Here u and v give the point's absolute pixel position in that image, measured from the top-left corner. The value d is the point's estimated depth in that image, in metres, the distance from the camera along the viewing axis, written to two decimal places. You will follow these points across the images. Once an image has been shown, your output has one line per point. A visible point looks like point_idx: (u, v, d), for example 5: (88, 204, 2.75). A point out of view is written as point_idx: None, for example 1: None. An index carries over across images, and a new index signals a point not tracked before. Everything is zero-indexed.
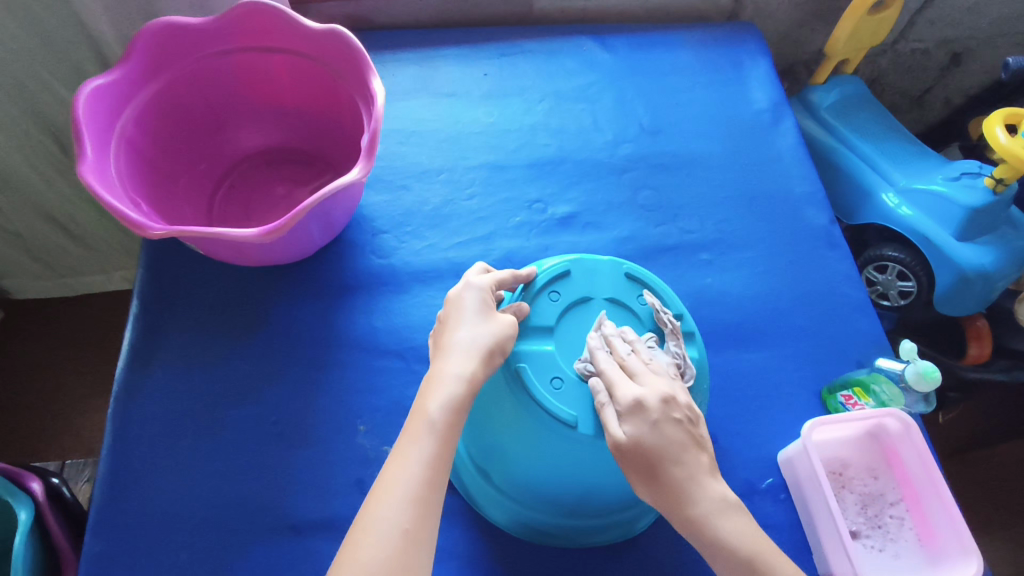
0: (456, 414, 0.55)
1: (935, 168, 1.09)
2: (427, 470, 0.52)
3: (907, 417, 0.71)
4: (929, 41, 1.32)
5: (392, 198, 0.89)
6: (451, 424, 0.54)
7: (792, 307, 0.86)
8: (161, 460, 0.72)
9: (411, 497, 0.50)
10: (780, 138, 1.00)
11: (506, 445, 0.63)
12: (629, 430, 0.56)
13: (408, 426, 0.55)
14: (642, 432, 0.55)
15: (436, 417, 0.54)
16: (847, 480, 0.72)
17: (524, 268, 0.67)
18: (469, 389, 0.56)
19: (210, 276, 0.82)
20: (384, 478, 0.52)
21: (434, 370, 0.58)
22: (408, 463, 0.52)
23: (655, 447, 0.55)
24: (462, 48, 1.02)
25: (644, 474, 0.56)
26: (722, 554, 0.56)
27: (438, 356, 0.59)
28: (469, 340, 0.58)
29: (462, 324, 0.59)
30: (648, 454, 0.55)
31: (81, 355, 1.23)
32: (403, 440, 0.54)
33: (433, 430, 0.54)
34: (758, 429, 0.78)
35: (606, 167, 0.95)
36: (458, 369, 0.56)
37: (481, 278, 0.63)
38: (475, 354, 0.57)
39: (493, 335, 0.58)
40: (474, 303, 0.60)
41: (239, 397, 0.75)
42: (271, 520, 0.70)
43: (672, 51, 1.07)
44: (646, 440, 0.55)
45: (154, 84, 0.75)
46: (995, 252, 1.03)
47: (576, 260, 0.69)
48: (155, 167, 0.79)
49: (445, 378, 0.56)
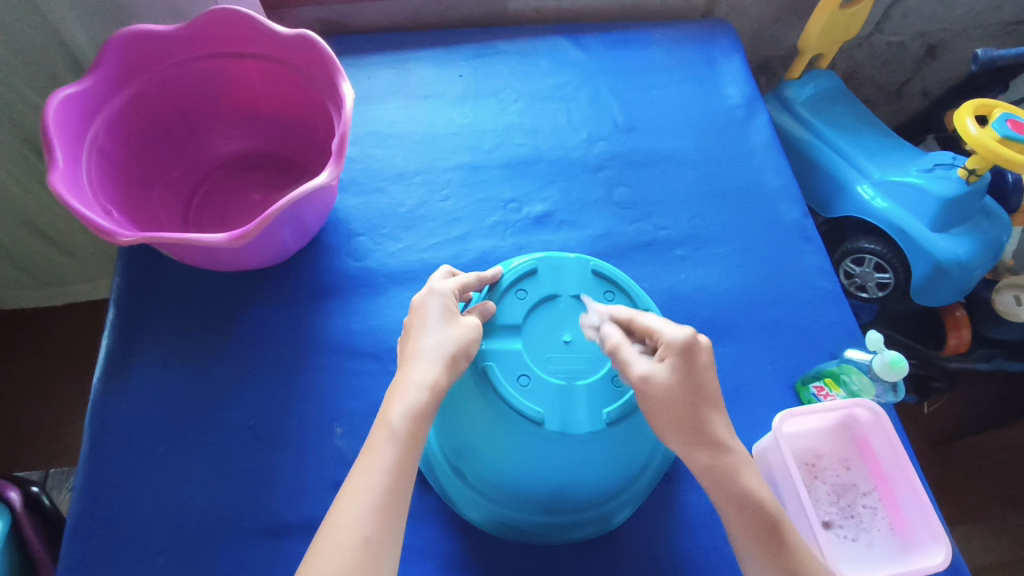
0: (419, 422, 0.55)
1: (909, 160, 1.10)
2: (389, 480, 0.52)
3: (876, 407, 0.72)
4: (904, 34, 1.33)
5: (368, 200, 0.90)
6: (415, 432, 0.55)
7: (766, 300, 0.87)
8: (137, 467, 0.72)
9: (374, 508, 0.50)
10: (753, 134, 1.01)
11: (478, 442, 0.64)
12: (668, 370, 0.57)
13: (370, 437, 0.55)
14: (689, 365, 0.58)
15: (399, 427, 0.54)
16: (819, 471, 0.72)
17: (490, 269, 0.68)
18: (432, 397, 0.56)
19: (186, 282, 0.82)
20: (346, 489, 0.52)
21: (398, 378, 0.58)
22: (370, 473, 0.52)
23: (698, 380, 0.57)
24: (436, 50, 1.03)
25: (689, 408, 0.56)
26: (755, 507, 0.55)
27: (402, 364, 0.59)
28: (433, 348, 0.58)
29: (426, 331, 0.59)
30: (687, 393, 0.57)
31: (65, 364, 1.23)
32: (365, 451, 0.54)
33: (395, 439, 0.54)
34: (733, 423, 0.79)
35: (581, 165, 0.96)
36: (421, 377, 0.56)
37: (444, 283, 0.63)
38: (439, 361, 0.57)
39: (454, 341, 0.59)
40: (437, 310, 0.60)
41: (216, 402, 0.76)
42: (248, 524, 0.70)
43: (646, 50, 1.08)
44: (686, 379, 0.57)
45: (127, 90, 0.75)
46: (970, 242, 1.05)
47: (544, 257, 0.69)
48: (129, 173, 0.79)
49: (408, 386, 0.56)
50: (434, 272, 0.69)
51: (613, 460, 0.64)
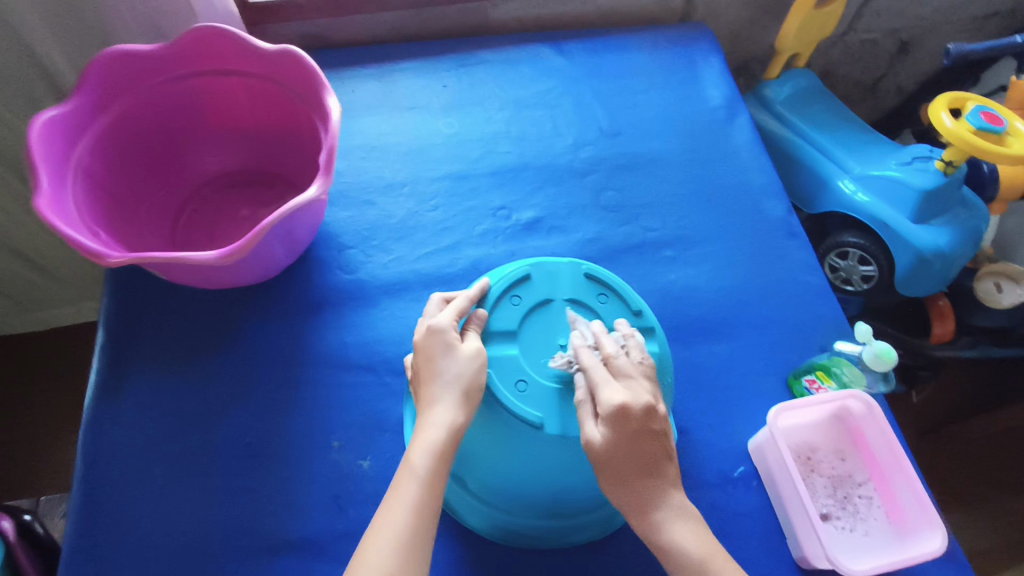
0: (438, 461, 0.57)
1: (888, 155, 1.13)
2: (413, 519, 0.55)
3: (869, 398, 0.72)
4: (877, 31, 1.36)
5: (358, 213, 0.90)
6: (437, 471, 0.57)
7: (755, 297, 0.88)
8: (134, 489, 0.71)
9: (397, 550, 0.53)
10: (735, 134, 1.03)
11: (479, 449, 0.64)
12: (600, 428, 0.57)
13: (397, 481, 0.58)
14: (619, 437, 0.56)
15: (421, 469, 0.57)
16: (815, 463, 0.73)
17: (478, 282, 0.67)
18: (451, 436, 0.58)
19: (179, 302, 0.82)
20: (373, 530, 0.55)
21: (419, 424, 0.60)
22: (396, 513, 0.55)
23: (628, 453, 0.57)
24: (419, 62, 1.04)
25: (614, 479, 0.58)
26: (674, 560, 0.57)
27: (420, 409, 0.61)
28: (445, 386, 0.59)
29: (437, 369, 0.60)
30: (618, 457, 0.57)
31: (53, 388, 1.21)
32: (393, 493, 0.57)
33: (417, 480, 0.57)
34: (729, 420, 0.79)
35: (568, 170, 0.96)
36: (438, 418, 0.58)
37: (444, 314, 0.63)
38: (452, 400, 0.59)
39: (466, 377, 0.60)
40: (443, 345, 0.61)
41: (212, 421, 0.75)
42: (250, 541, 0.69)
43: (627, 55, 1.09)
44: (610, 439, 0.56)
45: (110, 113, 0.74)
46: (950, 232, 1.07)
47: (537, 263, 0.69)
48: (118, 194, 0.78)
49: (427, 428, 0.58)
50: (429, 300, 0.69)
51: None
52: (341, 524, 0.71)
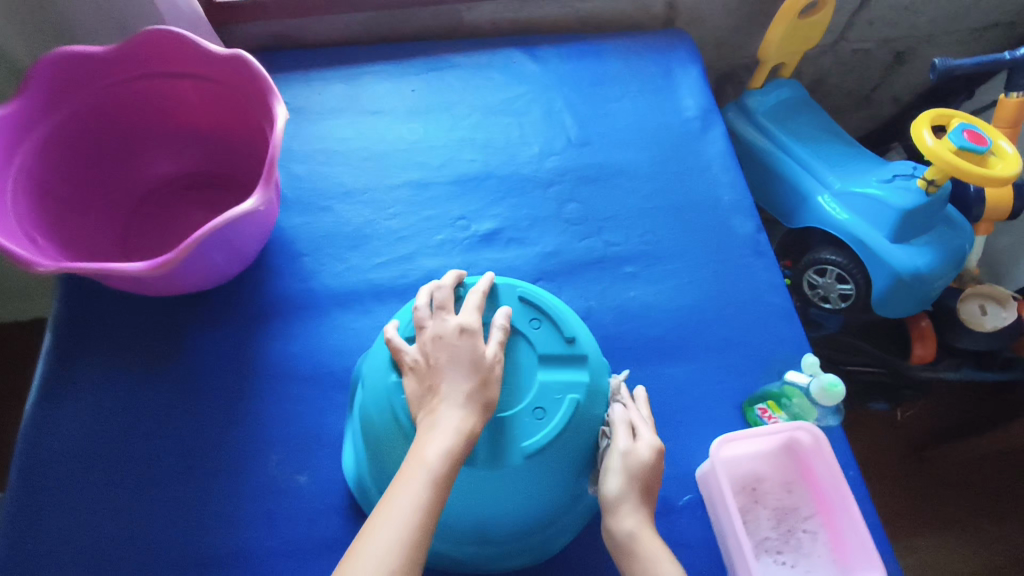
0: (454, 464, 0.53)
1: (869, 171, 1.10)
2: (421, 518, 0.50)
3: (817, 430, 0.70)
4: (870, 41, 1.32)
5: (314, 220, 0.88)
6: (450, 473, 0.52)
7: (716, 318, 0.86)
8: (68, 498, 0.70)
9: (399, 548, 0.48)
10: (709, 146, 1.00)
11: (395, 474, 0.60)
12: (643, 454, 0.60)
13: (402, 478, 0.52)
14: (654, 460, 0.61)
15: (435, 465, 0.52)
16: (761, 495, 0.71)
17: (484, 277, 0.64)
18: (468, 442, 0.54)
19: (126, 306, 0.81)
20: (373, 521, 0.50)
21: (431, 421, 0.54)
22: (401, 508, 0.50)
23: (649, 475, 0.60)
24: (387, 65, 1.01)
25: (627, 487, 0.59)
26: None
27: (428, 407, 0.56)
28: (467, 391, 0.56)
29: (461, 371, 0.56)
30: (645, 473, 0.60)
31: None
32: (395, 488, 0.52)
33: (430, 479, 0.51)
34: (678, 446, 0.77)
35: (531, 181, 0.94)
36: (458, 422, 0.54)
37: (472, 317, 0.60)
38: (474, 408, 0.55)
39: (489, 387, 0.57)
40: (472, 348, 0.58)
41: (151, 430, 0.74)
42: (180, 555, 0.69)
43: (602, 62, 1.07)
44: (653, 464, 0.60)
45: (56, 114, 0.73)
46: (929, 253, 1.03)
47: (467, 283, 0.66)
48: (63, 196, 0.76)
49: (443, 427, 0.54)
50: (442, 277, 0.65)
51: (546, 489, 0.60)
52: (273, 540, 0.70)
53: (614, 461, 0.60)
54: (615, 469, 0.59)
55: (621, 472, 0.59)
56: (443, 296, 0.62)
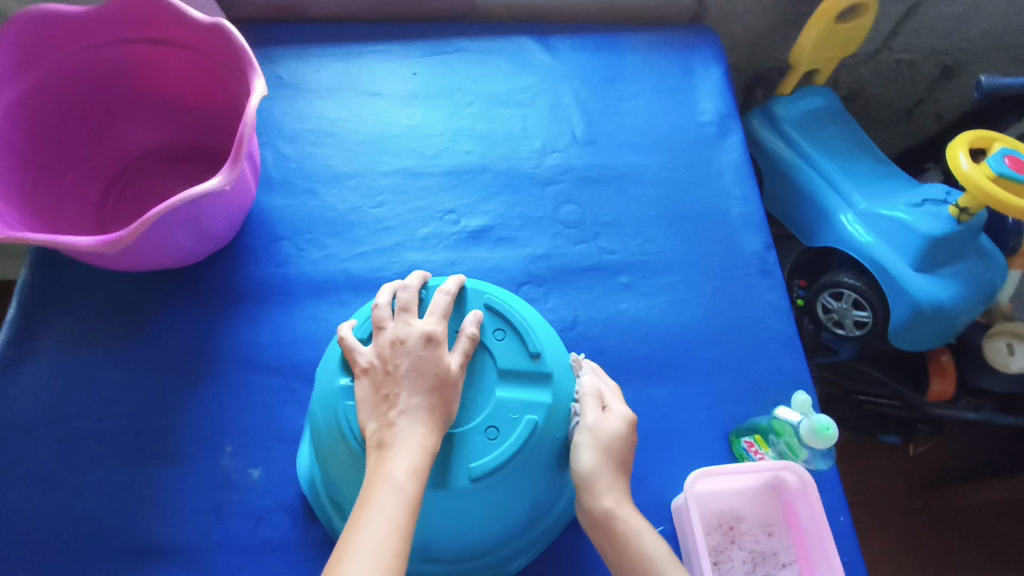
0: (423, 483, 0.49)
1: (899, 192, 1.02)
2: (397, 541, 0.45)
3: (804, 472, 0.64)
4: (915, 52, 1.23)
5: (298, 203, 0.85)
6: (419, 493, 0.48)
7: (710, 339, 0.81)
8: (14, 471, 0.68)
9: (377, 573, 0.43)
10: (723, 155, 0.93)
11: (339, 484, 0.57)
12: (613, 425, 0.57)
13: (370, 498, 0.47)
14: (622, 432, 0.56)
15: (405, 484, 0.48)
16: (737, 535, 0.66)
17: (453, 277, 0.59)
18: (430, 458, 0.50)
19: (94, 277, 0.78)
20: (343, 546, 0.45)
21: (389, 436, 0.50)
22: (371, 532, 0.45)
23: (619, 450, 0.56)
24: (390, 44, 0.96)
25: (597, 458, 0.55)
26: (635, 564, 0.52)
27: (385, 419, 0.51)
28: (428, 405, 0.51)
29: (423, 382, 0.52)
30: (613, 447, 0.56)
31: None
32: (363, 509, 0.47)
33: (402, 499, 0.47)
34: (655, 474, 0.72)
35: (529, 178, 0.89)
36: (422, 436, 0.50)
37: (435, 323, 0.55)
38: (435, 423, 0.51)
39: (450, 402, 0.53)
40: (434, 358, 0.53)
41: (106, 409, 0.72)
42: (120, 542, 0.66)
43: (619, 57, 1.00)
44: (625, 434, 0.57)
45: (28, 75, 0.70)
46: (955, 285, 0.95)
47: (433, 284, 0.61)
48: (34, 160, 0.74)
49: (408, 441, 0.49)
50: (408, 276, 0.59)
51: (496, 517, 0.56)
52: (219, 535, 0.67)
53: (584, 436, 0.56)
54: (585, 442, 0.56)
55: (592, 444, 0.56)
56: (405, 295, 0.57)
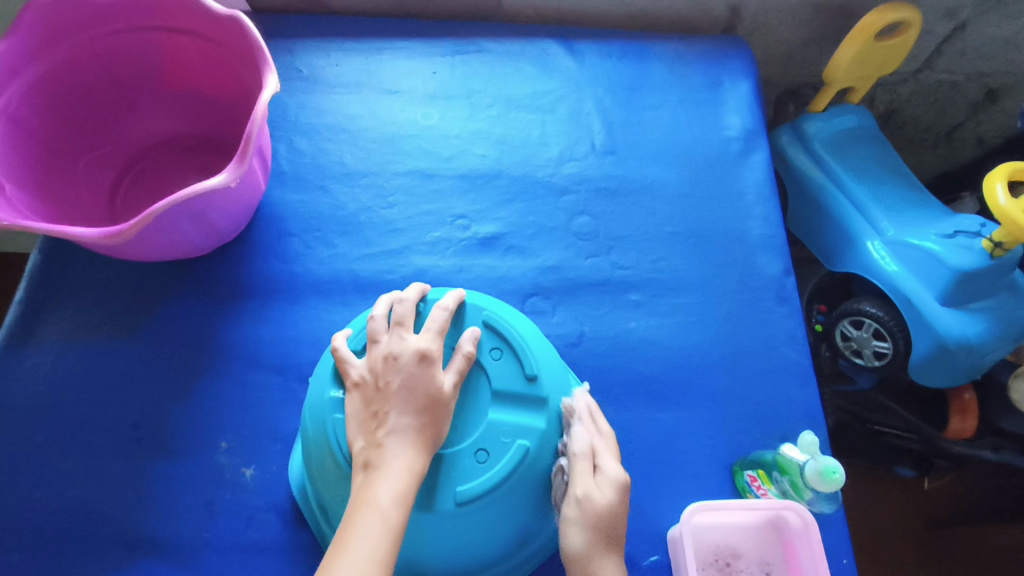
0: (408, 507, 0.47)
1: (930, 222, 0.97)
2: (380, 568, 0.44)
3: (806, 512, 0.62)
4: (959, 73, 1.18)
5: (309, 199, 0.84)
6: (404, 517, 0.47)
7: (719, 364, 0.78)
8: (12, 454, 0.68)
9: None
10: (747, 173, 0.90)
11: (324, 495, 0.56)
12: (604, 495, 0.53)
13: (354, 522, 0.46)
14: (612, 501, 0.53)
15: (390, 508, 0.46)
16: (734, 573, 0.63)
17: (453, 292, 0.58)
18: (418, 482, 0.48)
19: (102, 263, 0.78)
20: (322, 572, 0.43)
21: (375, 457, 0.48)
22: (353, 560, 0.44)
23: (607, 521, 0.52)
24: (412, 42, 0.95)
25: (587, 537, 0.52)
26: None
27: (373, 440, 0.49)
28: (417, 426, 0.50)
29: (413, 403, 0.50)
30: (603, 521, 0.52)
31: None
32: (345, 534, 0.45)
33: (386, 525, 0.45)
34: (652, 502, 0.70)
35: (544, 186, 0.87)
36: (409, 459, 0.48)
37: (430, 341, 0.54)
38: (424, 445, 0.50)
39: (440, 424, 0.51)
40: (426, 378, 0.51)
41: (104, 397, 0.72)
42: (110, 533, 0.66)
43: (645, 66, 0.97)
44: (616, 504, 0.53)
45: (48, 59, 0.70)
46: (983, 321, 0.91)
47: (433, 297, 0.60)
48: (49, 145, 0.74)
49: (396, 464, 0.48)
50: (406, 288, 0.58)
51: (484, 541, 0.54)
52: (208, 533, 0.67)
53: (572, 510, 0.52)
54: (572, 518, 0.52)
55: (581, 523, 0.52)
56: (401, 309, 0.56)
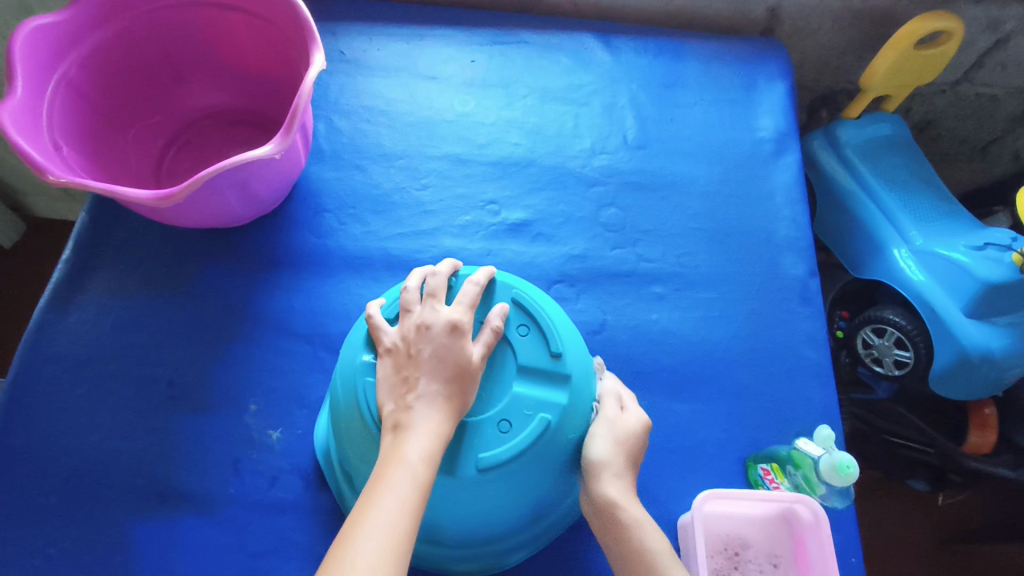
0: (435, 467, 0.49)
1: (960, 232, 0.97)
2: (408, 521, 0.46)
3: (818, 507, 0.63)
4: (998, 86, 1.17)
5: (345, 177, 0.86)
6: (431, 476, 0.49)
7: (738, 360, 0.79)
8: (55, 403, 0.72)
9: (389, 548, 0.44)
10: (777, 173, 0.91)
11: (350, 456, 0.59)
12: (631, 422, 0.59)
13: (383, 477, 0.48)
14: (638, 427, 0.59)
15: (418, 466, 0.48)
16: (742, 562, 0.65)
17: (484, 268, 0.60)
18: (444, 445, 0.51)
19: (146, 227, 0.81)
20: (353, 522, 0.46)
21: (405, 419, 0.51)
22: (383, 513, 0.46)
23: (631, 442, 0.58)
24: (453, 30, 0.97)
25: (614, 447, 0.57)
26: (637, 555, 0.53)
27: (403, 402, 0.51)
28: (446, 392, 0.52)
29: (443, 370, 0.52)
30: (629, 440, 0.58)
31: (17, 277, 1.14)
32: (375, 488, 0.47)
33: (415, 482, 0.48)
34: (665, 490, 0.72)
35: (575, 177, 0.89)
36: (437, 423, 0.51)
37: (461, 313, 0.56)
38: (451, 411, 0.52)
39: (468, 392, 0.53)
40: (456, 347, 0.53)
41: (142, 355, 0.75)
42: (143, 484, 0.69)
43: (681, 64, 0.98)
44: (640, 435, 0.59)
45: (110, 29, 0.73)
46: (1010, 335, 0.91)
47: (464, 273, 0.62)
48: (103, 112, 0.78)
49: (424, 426, 0.50)
50: (440, 262, 0.60)
51: (502, 509, 0.56)
52: (234, 490, 0.70)
53: (601, 428, 0.58)
54: (601, 433, 0.58)
55: (609, 437, 0.57)
56: (434, 281, 0.58)
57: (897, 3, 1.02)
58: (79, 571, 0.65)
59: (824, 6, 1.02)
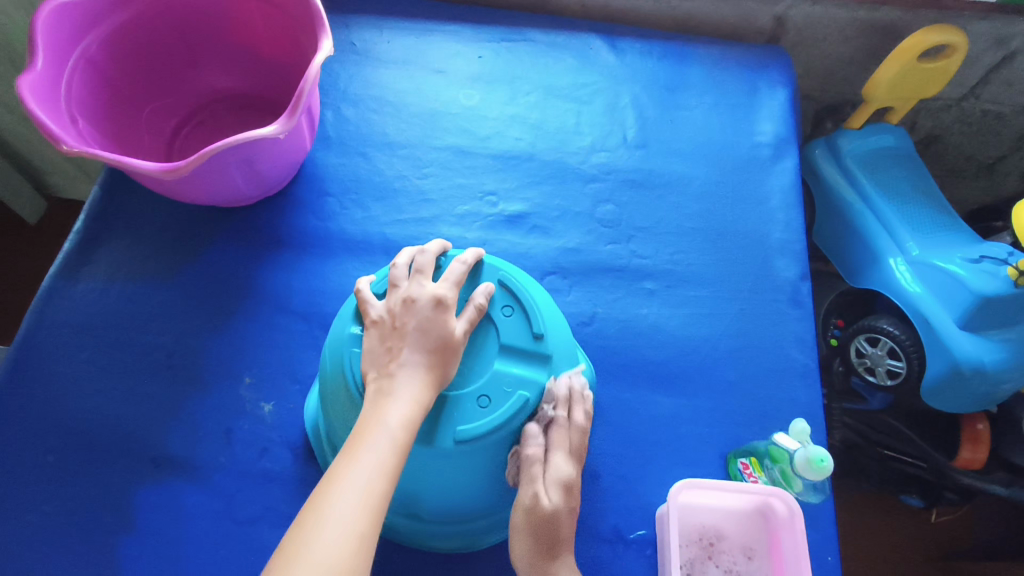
0: (414, 433, 0.51)
1: (958, 244, 0.97)
2: (386, 482, 0.48)
3: (792, 502, 0.63)
4: (1005, 104, 1.17)
5: (348, 163, 0.89)
6: (409, 441, 0.51)
7: (725, 358, 0.80)
8: (58, 367, 0.74)
9: (366, 504, 0.46)
10: (773, 179, 0.92)
11: (333, 425, 0.61)
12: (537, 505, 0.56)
13: (362, 441, 0.49)
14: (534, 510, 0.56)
15: (398, 431, 0.50)
16: (716, 552, 0.66)
17: (472, 250, 0.62)
18: (422, 413, 0.52)
19: (155, 202, 0.84)
20: (331, 479, 0.47)
21: (387, 386, 0.52)
22: (361, 473, 0.47)
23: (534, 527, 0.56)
24: (463, 26, 0.99)
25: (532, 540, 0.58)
26: None
27: (385, 371, 0.53)
28: (426, 364, 0.53)
29: (426, 343, 0.54)
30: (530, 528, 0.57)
31: (34, 252, 1.18)
32: (355, 450, 0.49)
33: (393, 444, 0.49)
34: (644, 481, 0.73)
35: (574, 173, 0.90)
36: (416, 392, 0.52)
37: (447, 290, 0.58)
38: (431, 382, 0.53)
39: (447, 364, 0.55)
40: (439, 322, 0.55)
41: (141, 325, 0.77)
42: (136, 448, 0.71)
43: (685, 67, 1.00)
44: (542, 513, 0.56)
45: (129, 11, 0.76)
46: (1003, 351, 0.90)
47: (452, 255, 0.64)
48: (119, 90, 0.81)
49: (404, 394, 0.52)
50: (430, 242, 0.62)
51: (478, 483, 0.58)
52: (224, 458, 0.72)
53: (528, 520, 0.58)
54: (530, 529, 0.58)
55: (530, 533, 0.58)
56: (422, 259, 0.60)
57: (903, 16, 1.03)
58: (72, 529, 0.67)
59: (830, 16, 1.03)
